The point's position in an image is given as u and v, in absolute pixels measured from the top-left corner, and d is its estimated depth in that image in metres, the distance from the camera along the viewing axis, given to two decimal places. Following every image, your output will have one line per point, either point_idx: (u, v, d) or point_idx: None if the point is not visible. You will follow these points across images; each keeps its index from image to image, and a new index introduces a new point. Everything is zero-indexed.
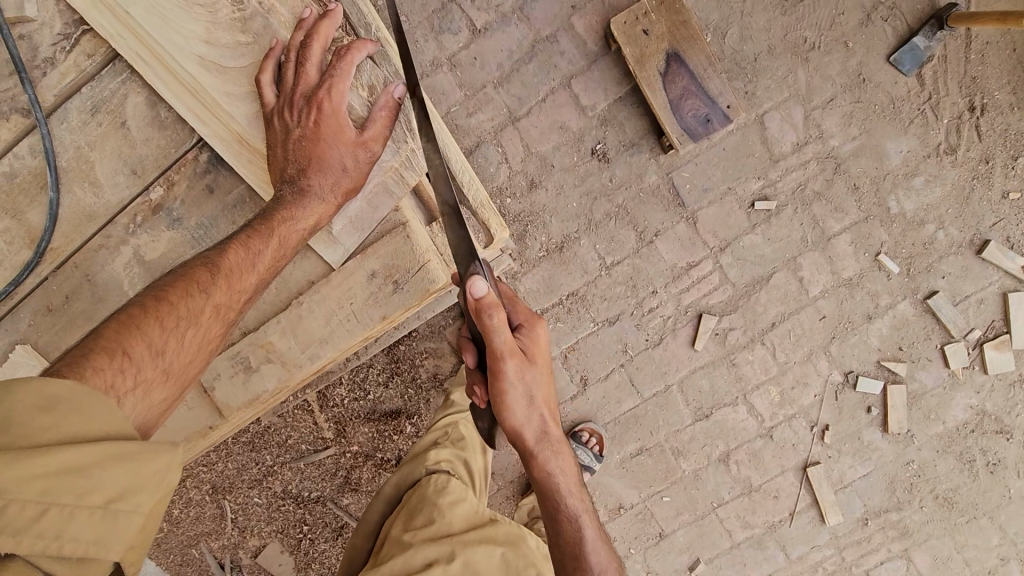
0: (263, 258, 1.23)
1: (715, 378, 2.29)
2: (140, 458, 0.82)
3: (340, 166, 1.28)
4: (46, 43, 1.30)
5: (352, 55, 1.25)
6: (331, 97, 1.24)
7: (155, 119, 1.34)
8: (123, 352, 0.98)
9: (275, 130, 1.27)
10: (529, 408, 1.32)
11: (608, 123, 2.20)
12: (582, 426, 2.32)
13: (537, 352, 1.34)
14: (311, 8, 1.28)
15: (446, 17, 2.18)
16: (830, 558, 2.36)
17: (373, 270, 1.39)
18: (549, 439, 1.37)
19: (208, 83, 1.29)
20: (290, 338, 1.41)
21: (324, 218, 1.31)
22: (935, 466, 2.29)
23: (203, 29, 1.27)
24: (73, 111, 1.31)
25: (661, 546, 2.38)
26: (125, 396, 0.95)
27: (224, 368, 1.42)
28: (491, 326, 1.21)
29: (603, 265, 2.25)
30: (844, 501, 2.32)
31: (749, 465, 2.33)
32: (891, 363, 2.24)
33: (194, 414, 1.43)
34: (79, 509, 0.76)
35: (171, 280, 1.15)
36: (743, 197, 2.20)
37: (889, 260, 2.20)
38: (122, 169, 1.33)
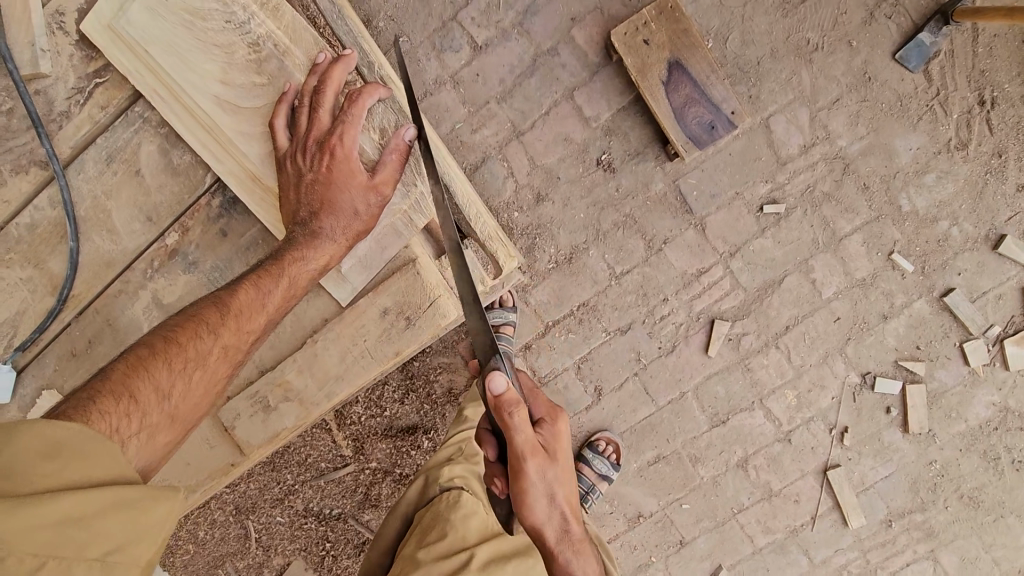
0: (273, 298, 1.25)
1: (730, 383, 2.28)
2: (139, 506, 0.84)
3: (352, 210, 1.29)
4: (62, 98, 1.35)
5: (363, 99, 1.27)
6: (343, 143, 1.26)
7: (168, 166, 1.38)
8: (130, 396, 1.00)
9: (287, 172, 1.29)
10: (548, 509, 1.37)
11: (612, 133, 2.20)
12: (599, 435, 2.32)
13: (559, 454, 1.38)
14: (324, 52, 1.32)
15: (446, 35, 2.20)
16: (855, 561, 2.33)
17: (385, 306, 1.41)
18: (569, 540, 1.42)
19: (222, 121, 1.33)
20: (308, 376, 1.43)
21: (334, 259, 1.32)
22: (958, 465, 2.26)
23: (219, 70, 1.32)
24: (89, 162, 1.36)
25: (683, 554, 2.37)
26: (130, 439, 0.98)
27: (244, 408, 1.45)
28: (516, 415, 1.23)
29: (613, 275, 2.25)
30: (866, 503, 2.30)
31: (768, 469, 2.31)
32: (909, 363, 2.21)
33: (218, 452, 1.46)
34: (77, 561, 0.76)
35: (180, 321, 1.17)
36: (751, 201, 2.19)
37: (903, 259, 2.18)
38: (138, 217, 1.37)
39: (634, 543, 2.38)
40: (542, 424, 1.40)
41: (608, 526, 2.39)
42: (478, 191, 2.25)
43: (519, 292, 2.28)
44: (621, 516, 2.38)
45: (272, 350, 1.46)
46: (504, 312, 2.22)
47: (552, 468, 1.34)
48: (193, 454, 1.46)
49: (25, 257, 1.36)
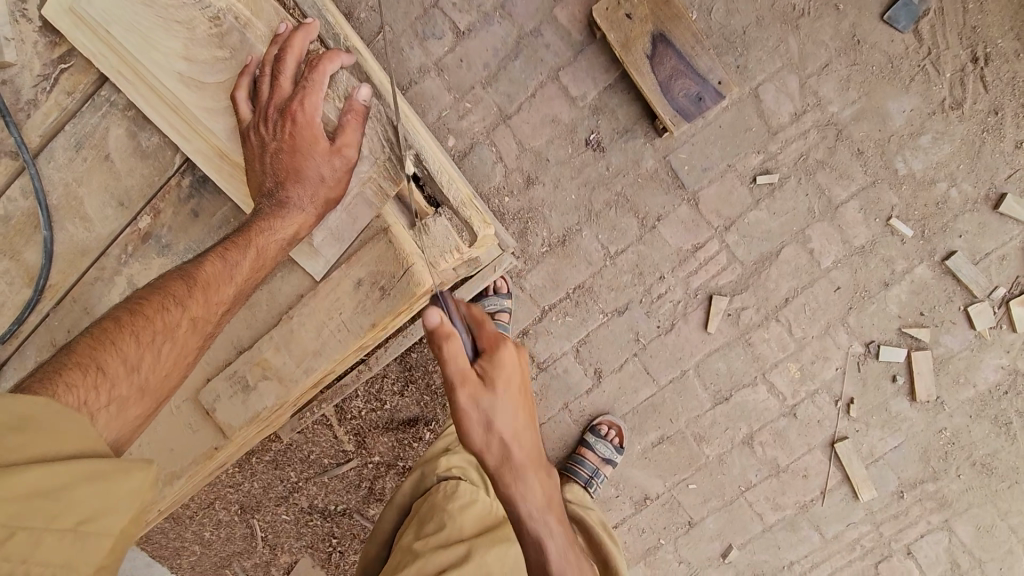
0: (241, 269, 1.26)
1: (732, 359, 2.25)
2: (111, 478, 0.84)
3: (317, 177, 1.29)
4: (28, 86, 1.37)
5: (324, 66, 1.28)
6: (305, 109, 1.27)
7: (137, 150, 1.39)
8: (98, 368, 1.01)
9: (252, 144, 1.30)
10: (485, 434, 1.27)
11: (600, 112, 2.17)
12: (601, 418, 2.29)
13: (503, 379, 1.27)
14: (285, 22, 1.33)
15: (428, 22, 2.18)
16: (868, 535, 2.29)
17: (359, 278, 1.39)
18: (513, 467, 1.31)
19: (188, 99, 1.33)
20: (286, 354, 1.42)
21: (304, 230, 1.32)
22: (969, 432, 2.21)
23: (181, 47, 1.32)
24: (59, 150, 1.37)
25: (692, 535, 2.34)
26: (99, 412, 0.99)
27: (225, 390, 1.43)
28: (446, 351, 1.20)
29: (607, 255, 2.22)
30: (876, 475, 2.26)
31: (775, 445, 2.28)
32: (914, 330, 2.17)
33: (201, 437, 1.45)
34: (48, 531, 0.75)
35: (148, 294, 1.18)
36: (744, 172, 2.16)
37: (902, 223, 2.13)
38: (110, 202, 1.39)
39: (642, 526, 2.35)
40: (483, 356, 1.28)
41: (614, 510, 2.36)
42: (467, 177, 2.23)
43: (513, 277, 2.25)
44: (627, 499, 2.35)
45: (249, 330, 1.46)
46: (499, 298, 2.20)
47: (489, 394, 1.25)
48: (179, 441, 1.45)
49: (2, 249, 1.36)
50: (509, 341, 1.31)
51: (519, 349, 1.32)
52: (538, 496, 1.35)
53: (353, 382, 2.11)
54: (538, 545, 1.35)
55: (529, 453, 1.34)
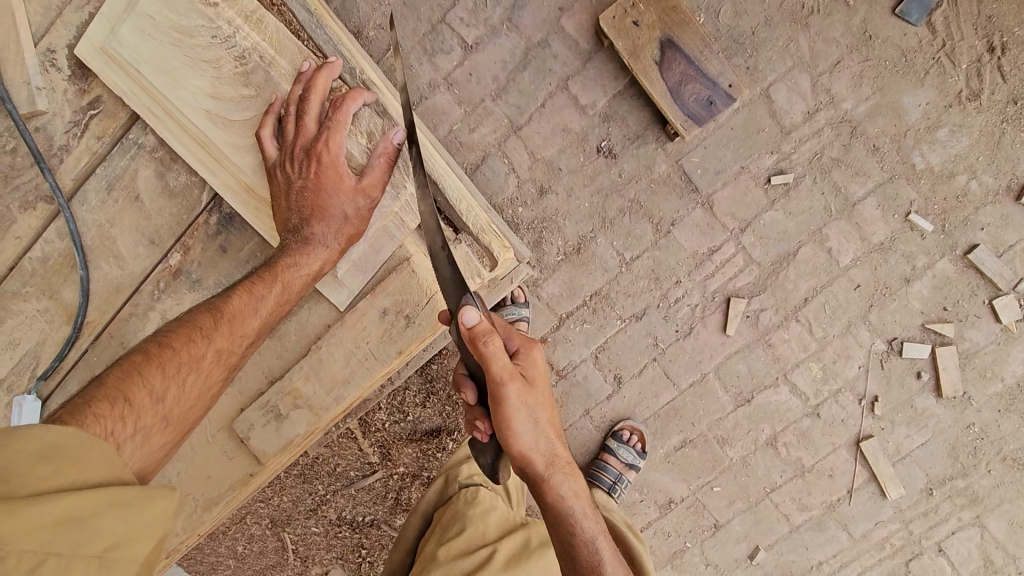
0: (266, 303, 1.30)
1: (752, 360, 2.24)
2: (133, 508, 0.87)
3: (341, 215, 1.33)
4: (60, 131, 1.41)
5: (347, 105, 1.31)
6: (329, 148, 1.30)
7: (164, 188, 1.43)
8: (125, 400, 1.04)
9: (277, 181, 1.33)
10: (534, 435, 1.29)
11: (611, 119, 2.18)
12: (622, 424, 2.30)
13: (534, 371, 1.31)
14: (308, 60, 1.37)
15: (437, 38, 2.20)
16: (897, 533, 2.27)
17: (384, 307, 1.43)
18: (558, 460, 1.36)
19: (215, 137, 1.38)
20: (314, 383, 1.45)
21: (327, 264, 1.36)
22: (998, 426, 2.18)
23: (208, 85, 1.36)
24: (90, 192, 1.42)
25: (718, 537, 2.33)
26: (126, 442, 1.01)
27: (256, 418, 1.47)
28: (489, 351, 1.17)
29: (623, 262, 2.23)
30: (904, 473, 2.24)
31: (800, 446, 2.27)
32: (937, 325, 2.14)
33: (234, 463, 1.49)
34: (75, 559, 0.79)
35: (176, 327, 1.23)
36: (758, 173, 2.15)
37: (922, 219, 2.11)
38: (141, 240, 1.43)
39: (667, 529, 2.35)
40: (517, 355, 1.32)
41: (639, 515, 2.36)
42: (481, 190, 2.25)
43: (529, 287, 2.27)
44: (652, 503, 2.35)
45: (278, 359, 1.49)
46: (517, 308, 2.20)
47: (532, 389, 1.28)
48: (212, 468, 1.48)
49: (40, 289, 1.41)
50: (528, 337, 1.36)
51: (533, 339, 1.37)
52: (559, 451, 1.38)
53: (376, 396, 2.15)
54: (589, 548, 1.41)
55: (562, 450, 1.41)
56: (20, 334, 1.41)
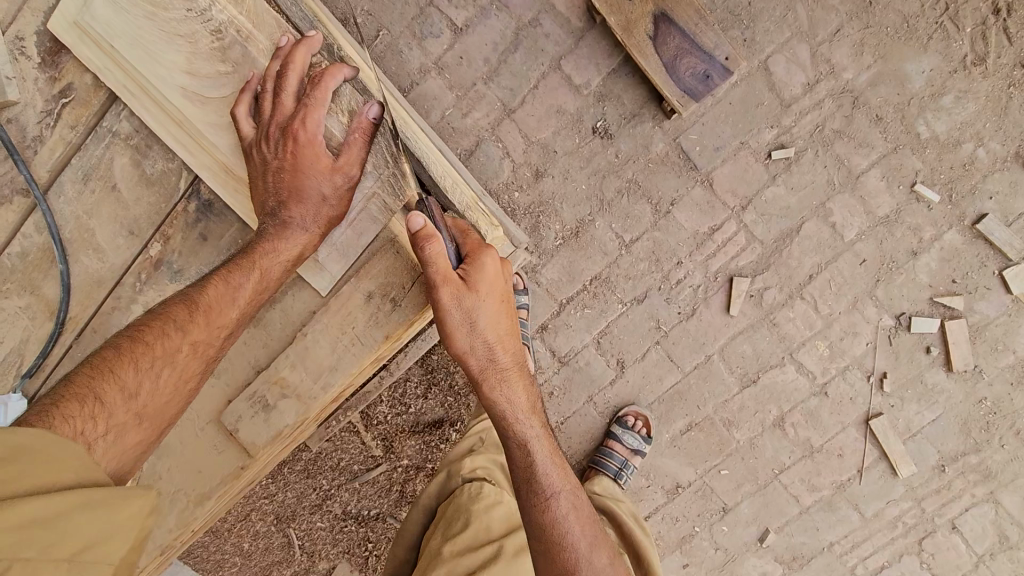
0: (244, 291, 1.27)
1: (757, 341, 2.20)
2: (106, 509, 0.85)
3: (318, 195, 1.32)
4: (33, 123, 1.38)
5: (325, 81, 1.28)
6: (306, 127, 1.28)
7: (143, 177, 1.40)
8: (95, 399, 1.05)
9: (254, 161, 1.31)
10: (470, 333, 1.34)
11: (606, 98, 2.13)
12: (626, 409, 2.26)
13: (485, 284, 1.32)
14: (286, 36, 1.34)
15: (426, 22, 2.15)
16: (909, 511, 2.23)
17: (369, 291, 1.40)
18: (496, 368, 1.39)
19: (193, 115, 1.36)
20: (302, 370, 1.42)
21: (308, 248, 1.33)
22: (1010, 399, 2.14)
23: (185, 60, 1.35)
24: (67, 183, 1.39)
25: (726, 521, 2.30)
26: (97, 442, 1.04)
27: (245, 410, 1.43)
28: (429, 255, 1.25)
29: (622, 244, 2.19)
30: (914, 450, 2.19)
31: (807, 426, 2.23)
32: (946, 298, 2.09)
33: (226, 457, 1.46)
34: (48, 560, 0.75)
35: (150, 319, 1.20)
36: (758, 148, 2.10)
37: (928, 189, 2.05)
38: (121, 231, 1.40)
39: (675, 514, 2.32)
40: (466, 261, 1.32)
41: (647, 501, 2.33)
42: (475, 175, 2.20)
43: (527, 273, 2.23)
44: (659, 488, 2.32)
45: (266, 350, 1.46)
46: (517, 296, 2.17)
47: (470, 295, 1.30)
48: (205, 463, 1.45)
49: (21, 285, 1.39)
50: (491, 252, 1.35)
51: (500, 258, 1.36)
52: (521, 395, 1.43)
53: (376, 389, 2.15)
54: (524, 444, 1.44)
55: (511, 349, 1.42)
56: (3, 332, 1.39)
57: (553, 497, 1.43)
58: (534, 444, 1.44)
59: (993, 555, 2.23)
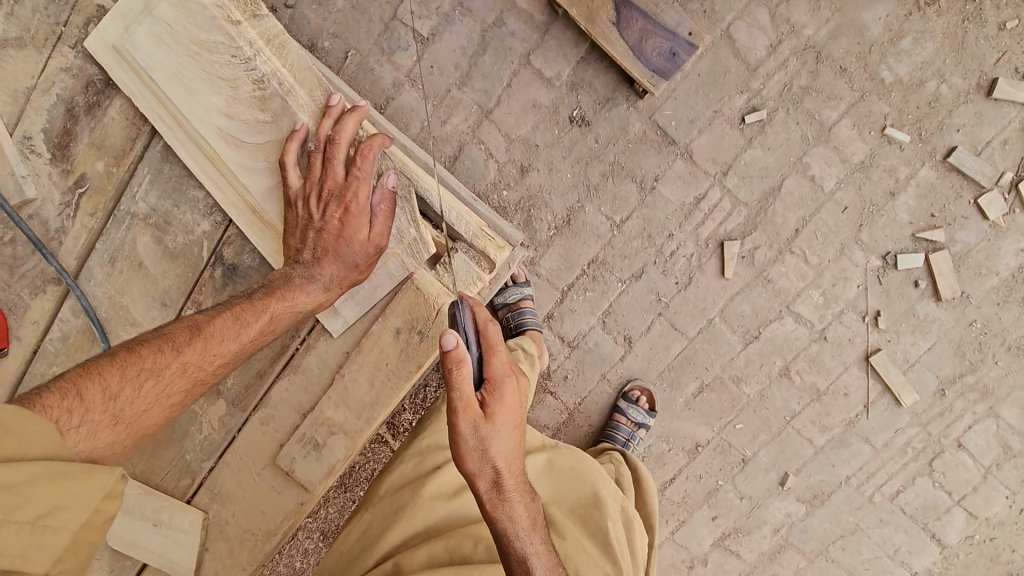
0: (251, 328, 1.38)
1: (755, 298, 2.29)
2: (67, 479, 0.96)
3: (352, 259, 1.44)
4: (54, 215, 1.55)
5: (371, 152, 1.41)
6: (354, 196, 1.40)
7: (166, 252, 1.55)
8: (77, 394, 1.11)
9: (297, 214, 1.43)
10: (483, 458, 1.39)
11: (578, 87, 2.18)
12: (630, 385, 2.37)
13: (499, 409, 1.39)
14: (337, 98, 1.46)
15: (392, 36, 2.19)
16: (916, 436, 2.36)
17: (397, 327, 1.51)
18: (504, 491, 1.43)
19: (227, 153, 1.48)
20: (346, 409, 1.53)
21: (325, 301, 1.45)
22: (998, 318, 2.24)
23: (222, 103, 1.47)
24: (95, 268, 1.54)
25: (747, 471, 2.43)
26: (71, 433, 1.08)
27: (297, 451, 1.54)
28: (456, 375, 1.31)
29: (613, 226, 2.26)
30: (915, 378, 2.31)
31: (812, 371, 2.34)
32: (927, 232, 2.18)
33: (285, 495, 1.56)
34: (8, 522, 0.87)
35: (154, 335, 1.30)
36: (731, 115, 2.16)
37: (898, 131, 2.13)
38: (153, 303, 1.55)
39: (699, 472, 2.45)
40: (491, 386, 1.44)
41: (670, 464, 2.45)
42: (463, 179, 2.26)
43: (527, 268, 2.31)
44: (679, 450, 2.44)
45: (307, 393, 1.56)
46: (520, 287, 2.26)
47: (489, 423, 1.37)
48: (266, 503, 1.56)
49: (69, 366, 1.55)
50: (509, 375, 1.42)
51: (516, 379, 1.43)
52: (527, 524, 1.45)
53: None
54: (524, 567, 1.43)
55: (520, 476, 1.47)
56: None
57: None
58: (533, 561, 1.44)
59: (998, 465, 2.37)
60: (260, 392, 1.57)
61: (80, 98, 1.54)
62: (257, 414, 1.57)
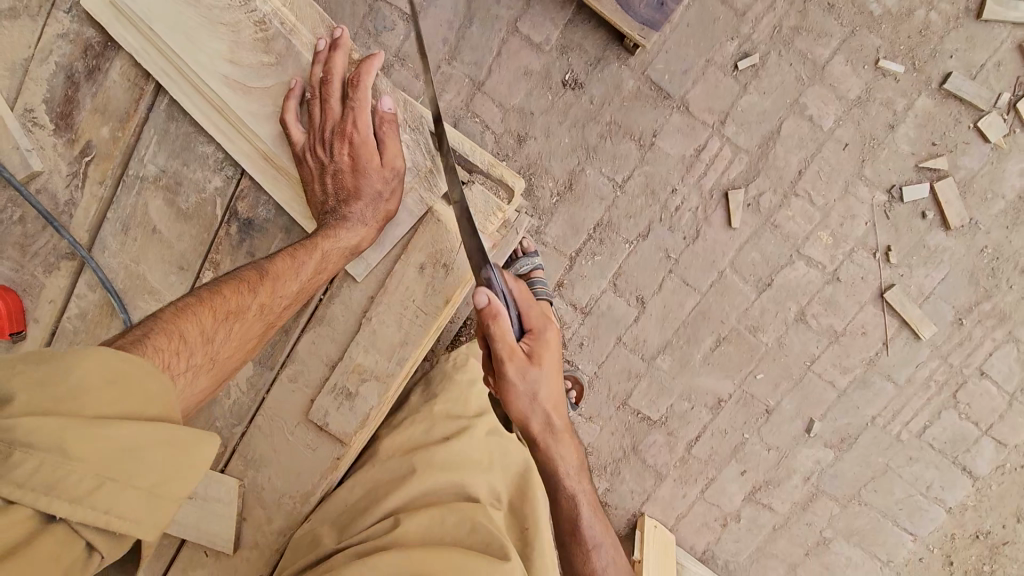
0: (306, 269, 1.47)
1: (764, 246, 2.29)
2: (176, 447, 1.01)
3: (374, 192, 1.52)
4: (62, 188, 1.68)
5: (364, 80, 1.50)
6: (359, 127, 1.50)
7: (179, 214, 1.67)
8: (179, 334, 1.19)
9: (312, 164, 1.54)
10: (532, 403, 1.51)
11: (569, 50, 2.18)
12: (567, 374, 2.37)
13: (545, 353, 1.52)
14: (322, 39, 1.54)
15: (377, 16, 2.18)
16: (938, 369, 2.35)
17: (420, 262, 1.59)
18: (553, 432, 1.57)
19: (233, 101, 1.58)
20: (374, 353, 1.64)
21: (363, 239, 1.54)
22: (1009, 242, 2.24)
23: (226, 49, 1.57)
24: (109, 238, 1.68)
25: (773, 421, 2.42)
26: (179, 373, 1.16)
27: (330, 403, 1.67)
28: (495, 328, 1.41)
29: (616, 185, 2.26)
30: (931, 311, 2.30)
31: (828, 313, 2.33)
32: (930, 162, 2.18)
33: (321, 452, 1.72)
34: (126, 486, 0.94)
35: (225, 281, 1.39)
36: (724, 63, 2.16)
37: (891, 62, 2.13)
38: (171, 269, 1.67)
39: (723, 427, 2.44)
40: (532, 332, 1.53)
41: (694, 421, 2.44)
42: None
43: (533, 236, 2.31)
44: (703, 407, 2.43)
45: (334, 343, 1.68)
46: (528, 259, 2.18)
47: (535, 368, 1.48)
48: (303, 459, 1.72)
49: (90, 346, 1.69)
50: (549, 321, 1.56)
51: (556, 325, 1.58)
52: (574, 460, 1.62)
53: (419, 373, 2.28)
54: (571, 499, 1.63)
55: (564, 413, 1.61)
56: None
57: (596, 550, 1.63)
58: (580, 498, 1.63)
59: None
60: (286, 347, 1.71)
61: (79, 64, 1.65)
62: (286, 370, 1.72)
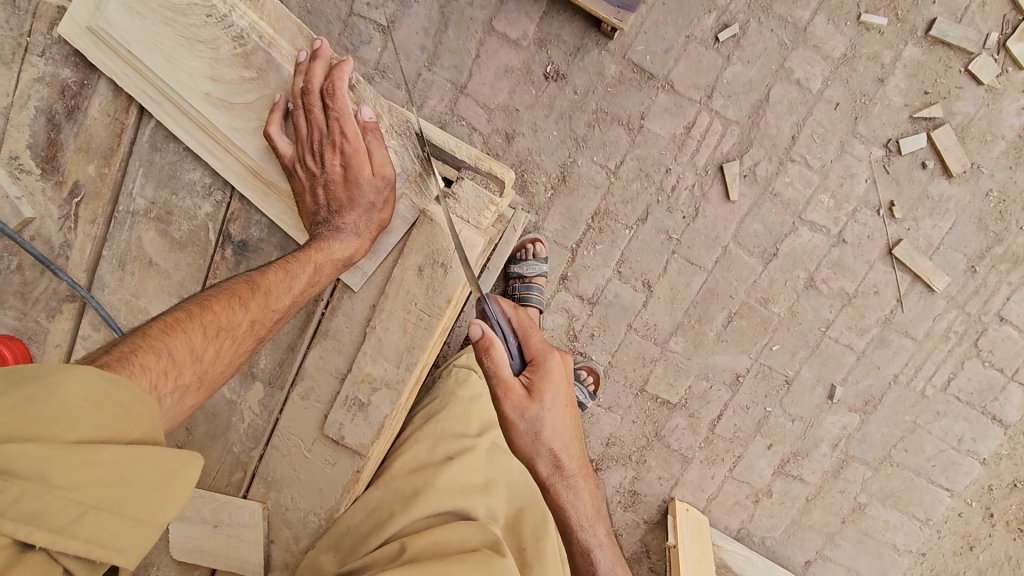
0: (299, 281, 1.46)
1: (765, 216, 2.26)
2: (162, 473, 0.98)
3: (366, 200, 1.52)
4: (54, 231, 1.69)
5: (339, 91, 1.48)
6: (346, 137, 1.49)
7: (172, 242, 1.68)
8: (166, 353, 1.15)
9: (301, 176, 1.53)
10: (535, 441, 1.51)
11: (547, 43, 2.17)
12: (581, 366, 2.38)
13: (546, 386, 1.48)
14: (303, 50, 1.52)
15: (354, 32, 2.18)
16: (956, 320, 2.31)
17: (418, 265, 1.58)
18: (563, 472, 1.55)
19: (217, 119, 1.57)
20: (382, 362, 1.64)
21: (356, 250, 1.54)
22: (1014, 183, 2.20)
23: (206, 67, 1.55)
24: (107, 275, 1.69)
25: (794, 391, 2.39)
26: (165, 395, 1.12)
27: (344, 416, 1.67)
28: (490, 363, 1.43)
29: (609, 172, 2.24)
30: (942, 262, 2.27)
31: (838, 277, 2.30)
32: (925, 112, 2.15)
33: (341, 466, 1.71)
34: (114, 516, 0.92)
35: (213, 293, 1.36)
36: (704, 36, 2.14)
37: (874, 16, 2.10)
38: (171, 297, 1.69)
39: (745, 402, 2.41)
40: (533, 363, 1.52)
41: (715, 400, 2.41)
42: None
43: (532, 233, 2.30)
44: (721, 384, 2.40)
45: (341, 356, 1.67)
46: (536, 264, 2.24)
47: (535, 403, 1.47)
48: (324, 475, 1.71)
49: None
50: (552, 351, 1.53)
51: (560, 354, 1.54)
52: (586, 501, 1.60)
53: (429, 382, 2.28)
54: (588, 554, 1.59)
55: (576, 454, 1.58)
56: None
57: None
58: (599, 554, 1.59)
59: None
60: (295, 364, 1.71)
61: (58, 104, 1.65)
62: (296, 389, 1.71)
